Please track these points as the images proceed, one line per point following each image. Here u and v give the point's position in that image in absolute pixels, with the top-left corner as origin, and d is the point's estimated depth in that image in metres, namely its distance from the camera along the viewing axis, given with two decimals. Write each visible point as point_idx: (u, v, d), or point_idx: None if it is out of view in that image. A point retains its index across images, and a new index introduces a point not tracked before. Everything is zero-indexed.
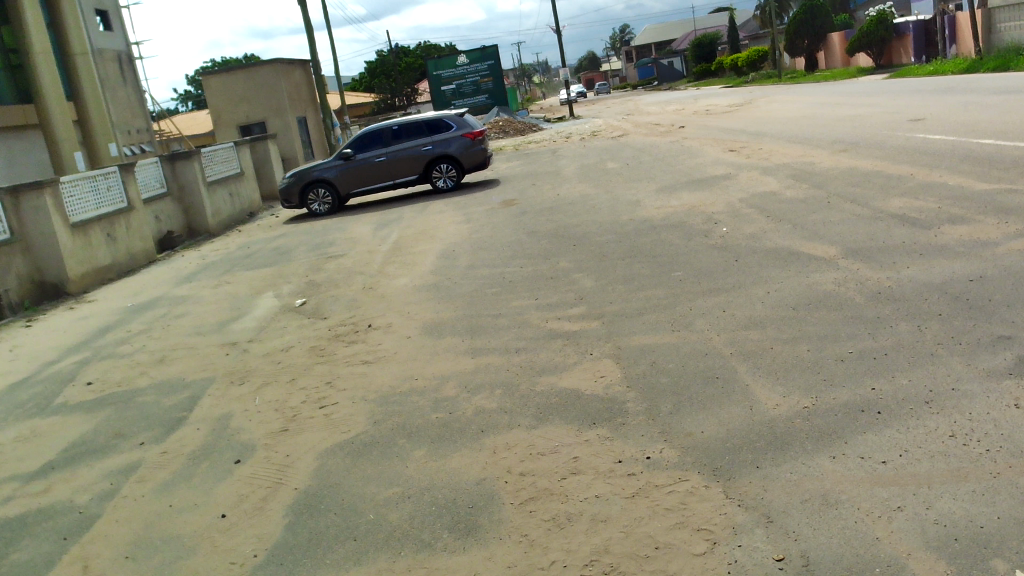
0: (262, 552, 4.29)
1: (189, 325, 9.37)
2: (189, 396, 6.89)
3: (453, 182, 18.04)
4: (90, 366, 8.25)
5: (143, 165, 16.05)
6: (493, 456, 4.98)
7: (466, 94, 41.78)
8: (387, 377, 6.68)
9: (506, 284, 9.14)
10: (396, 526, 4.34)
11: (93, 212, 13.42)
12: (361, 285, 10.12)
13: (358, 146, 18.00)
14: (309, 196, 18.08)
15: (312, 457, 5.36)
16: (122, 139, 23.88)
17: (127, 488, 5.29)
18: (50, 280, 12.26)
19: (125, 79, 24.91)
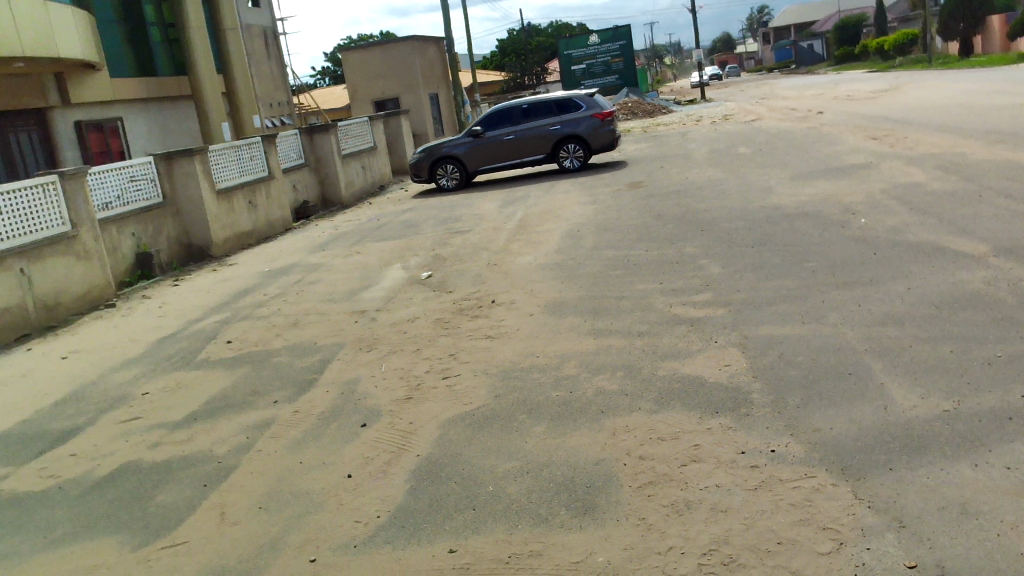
0: (385, 514, 4.45)
1: (321, 292, 9.75)
2: (319, 360, 7.19)
3: (580, 163, 17.93)
4: (230, 325, 8.73)
5: (283, 136, 16.77)
6: (613, 438, 4.97)
7: (596, 74, 41.45)
8: (510, 352, 6.76)
9: (630, 267, 9.06)
10: (515, 500, 4.40)
11: (237, 180, 14.14)
12: (486, 261, 10.26)
13: (488, 124, 18.19)
14: (438, 171, 18.42)
15: (434, 426, 5.49)
16: (265, 112, 24.97)
17: (262, 442, 5.58)
18: (197, 243, 13.01)
19: (270, 53, 26.00)
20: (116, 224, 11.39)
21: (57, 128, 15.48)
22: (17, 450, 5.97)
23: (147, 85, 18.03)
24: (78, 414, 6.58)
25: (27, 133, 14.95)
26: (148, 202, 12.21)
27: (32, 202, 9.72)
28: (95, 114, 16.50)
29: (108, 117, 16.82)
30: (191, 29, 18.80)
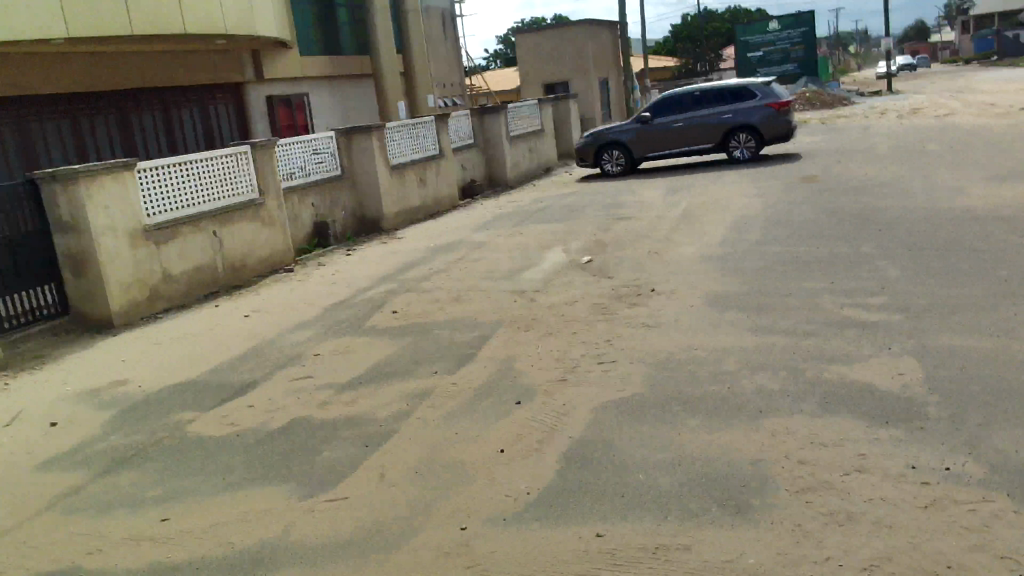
0: (534, 491, 4.52)
1: (483, 270, 9.97)
2: (478, 336, 7.36)
3: (751, 154, 17.36)
4: (396, 296, 9.10)
5: (455, 116, 17.21)
6: (770, 438, 4.81)
7: (774, 62, 39.86)
8: (667, 342, 6.67)
9: (799, 264, 8.70)
10: (665, 491, 4.35)
11: (409, 157, 14.66)
12: (647, 249, 10.15)
13: (658, 110, 17.92)
14: (604, 156, 18.37)
15: (587, 410, 5.51)
16: (438, 92, 25.68)
17: (420, 411, 5.79)
18: (370, 215, 13.63)
19: (448, 35, 26.69)
20: (297, 194, 12.10)
21: (251, 101, 16.57)
22: (203, 397, 6.50)
23: (333, 63, 18.96)
24: (256, 369, 7.07)
25: (225, 105, 16.11)
26: (327, 174, 12.89)
27: (226, 170, 10.48)
28: (285, 90, 17.54)
29: (296, 93, 17.85)
30: (376, 10, 19.58)
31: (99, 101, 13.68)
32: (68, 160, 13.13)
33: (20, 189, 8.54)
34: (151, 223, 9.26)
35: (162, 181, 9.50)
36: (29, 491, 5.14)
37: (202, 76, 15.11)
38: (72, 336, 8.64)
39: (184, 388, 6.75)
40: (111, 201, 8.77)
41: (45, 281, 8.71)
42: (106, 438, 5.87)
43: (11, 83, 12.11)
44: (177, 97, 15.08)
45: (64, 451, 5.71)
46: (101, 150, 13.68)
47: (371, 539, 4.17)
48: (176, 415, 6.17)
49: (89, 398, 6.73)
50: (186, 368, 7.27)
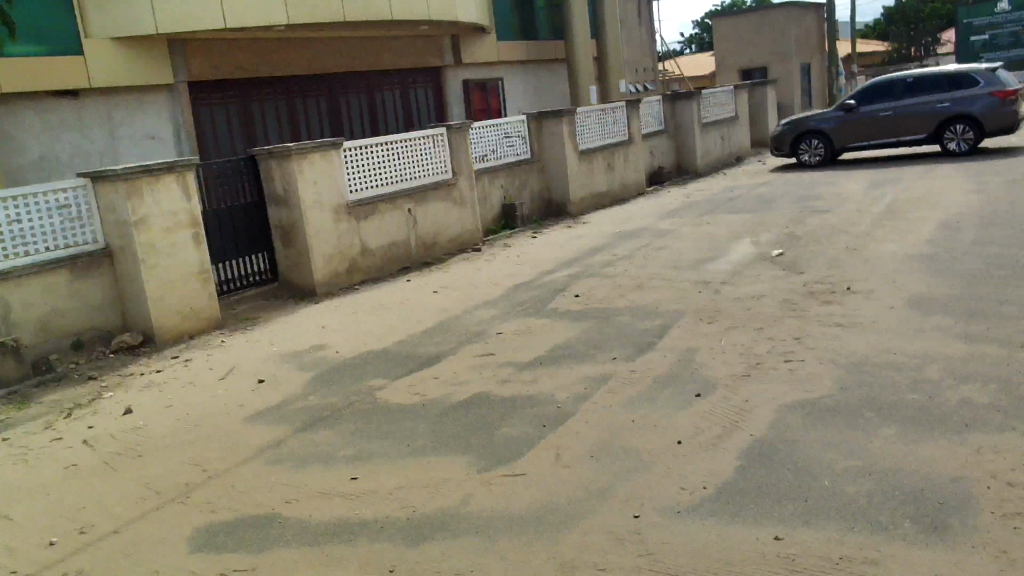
0: (711, 486, 4.42)
1: (668, 258, 9.82)
2: (660, 325, 7.28)
3: (968, 146, 16.12)
4: (579, 280, 9.15)
5: (647, 102, 17.02)
6: (975, 456, 4.44)
7: (1001, 47, 36.39)
8: (862, 344, 6.30)
9: (1020, 268, 7.94)
10: (853, 501, 4.13)
11: (599, 142, 14.67)
12: (844, 245, 9.60)
13: (864, 98, 16.83)
14: (801, 145, 17.55)
15: (771, 408, 5.32)
16: (630, 78, 25.46)
17: (598, 396, 5.81)
18: (556, 199, 13.77)
19: (643, 20, 26.37)
20: (488, 176, 12.42)
21: (449, 85, 17.16)
22: (393, 366, 6.85)
23: (528, 49, 19.25)
24: (443, 343, 7.36)
25: (424, 89, 16.78)
26: (517, 158, 13.14)
27: (423, 151, 10.94)
28: (480, 75, 18.02)
29: (491, 78, 18.29)
30: None
31: (313, 83, 14.54)
32: (284, 137, 14.07)
33: (241, 164, 9.34)
34: (353, 200, 9.83)
35: (365, 160, 10.06)
36: (239, 441, 5.64)
37: (402, 60, 15.86)
38: (280, 302, 9.36)
39: (376, 357, 7.14)
40: (319, 177, 9.38)
41: (259, 250, 9.51)
42: (306, 398, 6.32)
43: (239, 66, 13.09)
44: (382, 80, 15.84)
45: (270, 407, 6.21)
46: (312, 129, 14.56)
47: (546, 517, 4.24)
48: (369, 382, 6.55)
49: (293, 359, 7.27)
50: (379, 338, 7.68)
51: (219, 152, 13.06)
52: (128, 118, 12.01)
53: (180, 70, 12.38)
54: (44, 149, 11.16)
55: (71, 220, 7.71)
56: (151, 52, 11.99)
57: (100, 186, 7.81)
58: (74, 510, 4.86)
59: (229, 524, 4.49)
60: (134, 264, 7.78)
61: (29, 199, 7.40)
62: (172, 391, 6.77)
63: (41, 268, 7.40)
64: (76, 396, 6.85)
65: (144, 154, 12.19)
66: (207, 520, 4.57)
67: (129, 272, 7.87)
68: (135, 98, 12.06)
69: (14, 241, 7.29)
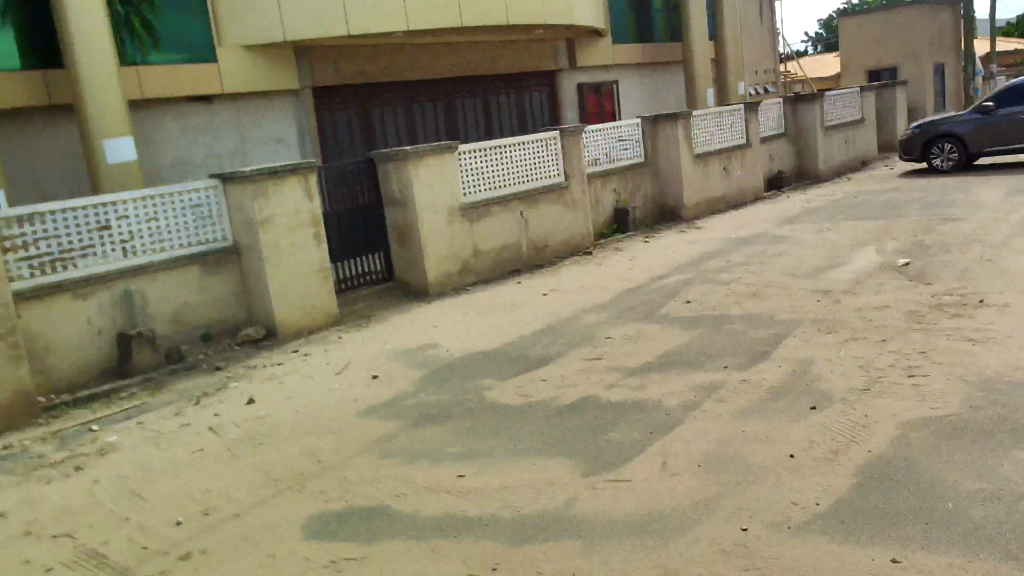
0: (825, 502, 4.20)
1: (785, 264, 9.35)
2: (776, 333, 6.93)
3: (951, 166, 16.11)
4: (692, 286, 8.82)
5: (764, 104, 16.26)
6: None
7: None
8: (997, 361, 5.77)
9: None
10: (982, 527, 3.82)
11: (715, 146, 14.25)
12: (979, 254, 8.83)
13: (1004, 100, 15.47)
14: (933, 149, 16.29)
15: (891, 426, 4.96)
16: (751, 80, 24.59)
17: (709, 404, 5.60)
18: (670, 203, 13.48)
19: (764, 20, 25.58)
20: (601, 179, 12.30)
21: (563, 89, 17.16)
22: (500, 367, 6.89)
23: (643, 49, 19.02)
24: (549, 346, 7.32)
25: (539, 92, 16.83)
26: (631, 161, 12.98)
27: (538, 156, 11.00)
28: (595, 78, 17.91)
29: (607, 80, 18.22)
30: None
31: (430, 87, 14.81)
32: (401, 140, 14.44)
33: (360, 167, 9.62)
34: (466, 202, 9.98)
35: (477, 163, 10.18)
36: (351, 435, 5.81)
37: (516, 63, 15.91)
38: (393, 301, 9.62)
39: (484, 357, 7.21)
40: (434, 180, 9.57)
41: (375, 249, 9.77)
42: (417, 395, 6.45)
43: (361, 71, 13.47)
44: (497, 84, 16.00)
45: (382, 403, 6.38)
46: (429, 131, 14.87)
47: (649, 524, 4.17)
48: (477, 382, 6.61)
49: (406, 357, 7.45)
50: (487, 339, 7.75)
51: (340, 155, 13.54)
52: (258, 122, 12.62)
53: (306, 76, 12.85)
54: (180, 151, 11.85)
55: (203, 219, 8.15)
56: (279, 58, 12.52)
57: (229, 187, 8.22)
58: (200, 493, 5.14)
59: (340, 514, 4.64)
60: (259, 261, 8.16)
61: (168, 197, 7.90)
62: (291, 384, 7.04)
63: (175, 263, 7.86)
64: (203, 385, 7.25)
65: (268, 156, 12.74)
66: (320, 508, 4.75)
67: (254, 269, 8.26)
68: (264, 102, 12.64)
69: (152, 236, 7.77)
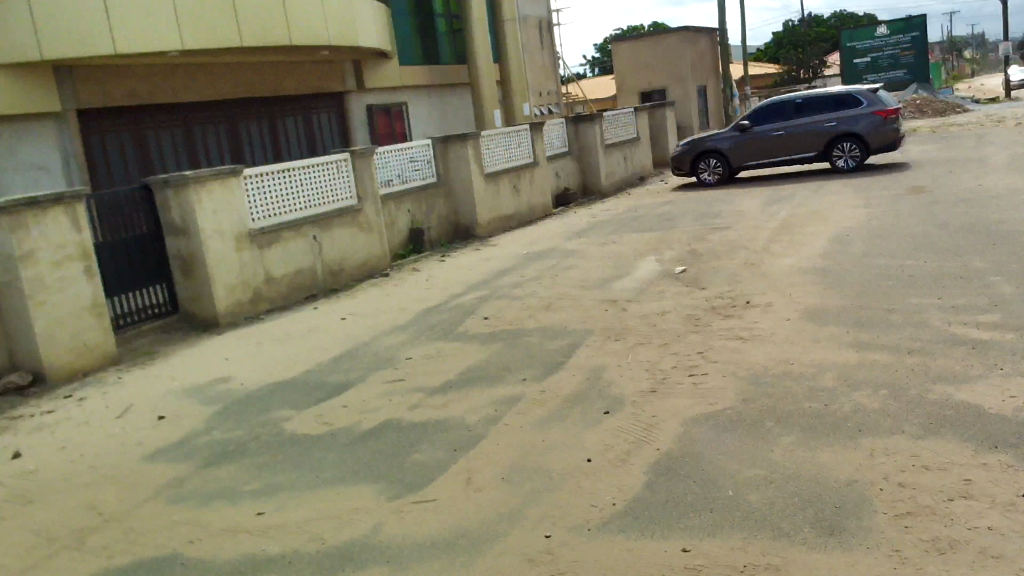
0: (621, 502, 4.41)
1: (575, 277, 9.77)
2: (570, 343, 7.21)
3: (717, 180, 17.49)
4: (489, 302, 9.00)
5: (548, 124, 16.94)
6: (869, 458, 4.53)
7: (882, 69, 36.26)
8: (762, 356, 6.33)
9: (905, 276, 8.09)
10: (759, 509, 4.16)
11: (505, 165, 14.66)
12: (744, 259, 9.67)
13: (757, 118, 17.08)
14: (700, 165, 17.64)
15: (676, 423, 5.31)
16: (535, 101, 25.56)
17: (509, 417, 5.72)
18: (464, 222, 13.70)
19: (544, 43, 26.70)
20: (395, 201, 12.28)
21: (352, 110, 17.00)
22: (298, 397, 6.67)
23: (430, 71, 19.25)
24: (349, 371, 7.19)
25: (327, 114, 16.57)
26: (424, 181, 13.06)
27: (328, 178, 10.81)
28: (384, 99, 17.90)
29: (396, 102, 18.28)
30: (473, 22, 19.63)
31: (210, 109, 14.19)
32: (181, 165, 13.72)
33: (135, 194, 9.02)
34: (255, 227, 9.61)
35: (265, 187, 9.84)
36: (137, 482, 5.39)
37: (302, 85, 15.57)
38: (180, 334, 9.07)
39: (281, 388, 6.95)
40: (218, 205, 9.14)
41: (158, 280, 9.17)
42: (209, 433, 6.11)
43: (132, 94, 12.68)
44: (283, 106, 15.60)
45: (170, 444, 5.98)
46: (211, 155, 14.23)
47: (457, 542, 4.18)
48: (275, 414, 6.36)
49: (196, 393, 7.04)
50: (283, 368, 7.49)
51: (113, 182, 12.65)
52: (14, 148, 11.51)
53: (68, 97, 11.94)
54: None
55: None
56: (36, 79, 11.52)
57: None
58: None
59: (126, 570, 4.29)
60: (20, 300, 7.40)
61: None
62: (64, 432, 6.44)
63: None
64: None
65: (28, 184, 11.64)
66: (103, 566, 4.36)
67: (15, 309, 7.49)
68: (19, 126, 11.56)
69: None
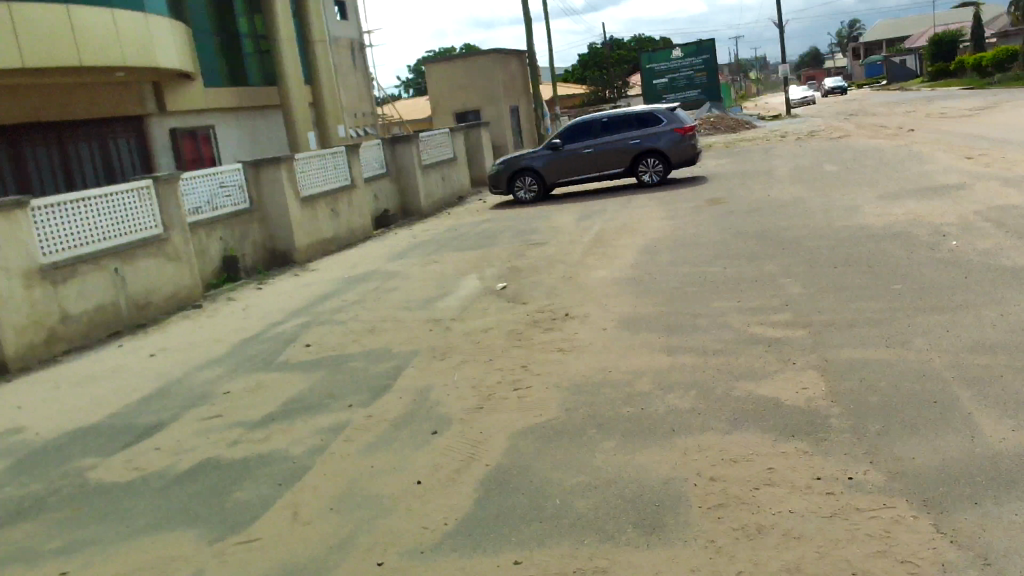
0: (452, 520, 4.41)
1: (398, 298, 9.71)
2: (395, 366, 7.15)
3: (533, 197, 18.01)
4: (310, 329, 8.76)
5: (364, 146, 16.79)
6: (683, 457, 4.79)
7: (679, 88, 38.73)
8: (583, 366, 6.55)
9: (708, 283, 8.63)
10: (585, 514, 4.29)
11: (321, 188, 14.38)
12: (561, 273, 9.99)
13: (568, 136, 17.75)
14: (517, 182, 18.07)
15: (503, 437, 5.38)
16: (350, 122, 25.27)
17: (336, 445, 5.59)
18: (281, 247, 13.29)
19: (356, 65, 26.48)
20: (205, 228, 11.73)
21: (154, 135, 16.11)
22: (103, 442, 6.20)
23: (237, 93, 18.60)
24: (161, 411, 6.77)
25: (126, 139, 15.60)
26: (236, 207, 12.56)
27: (130, 206, 10.17)
28: (188, 122, 17.09)
29: (202, 126, 17.49)
30: (282, 43, 19.16)
31: None
32: None
33: None
34: (47, 262, 8.87)
35: (57, 218, 9.12)
36: None
37: (95, 108, 14.57)
38: None
39: (84, 434, 6.44)
40: (3, 240, 8.36)
41: None
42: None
43: None
44: (74, 131, 14.55)
45: None
46: None
47: None
48: (78, 463, 5.88)
49: None
50: (86, 413, 6.93)
51: None
52: None
53: None
54: None
55: None
56: None
57: None
58: None
59: None
60: None
61: None
62: None
63: None
64: None
65: None
66: None
67: None
68: None
69: None
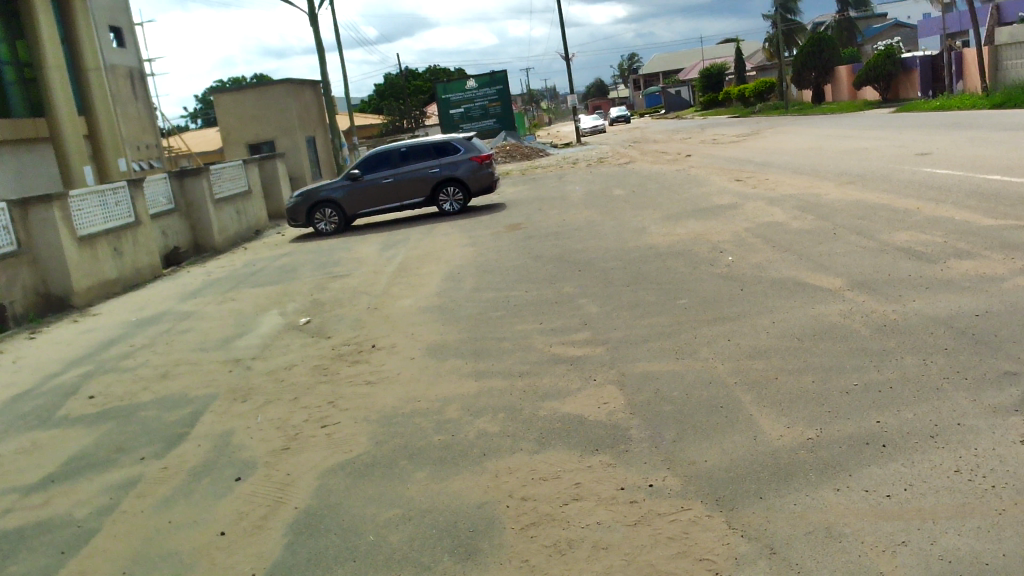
0: (260, 570, 4.20)
1: (193, 340, 9.18)
2: (192, 412, 6.73)
3: (333, 229, 17.66)
4: (94, 379, 8.09)
5: (149, 180, 15.81)
6: (494, 480, 4.85)
7: (474, 118, 39.67)
8: (391, 397, 6.48)
9: (510, 307, 8.84)
10: (399, 548, 4.23)
11: (102, 226, 13.38)
12: (365, 304, 9.86)
13: (366, 167, 17.64)
14: (316, 215, 17.66)
15: (312, 477, 5.21)
16: (132, 155, 23.74)
17: (127, 503, 5.17)
18: (56, 291, 12.20)
19: (136, 95, 24.96)
20: None
21: None
22: None
23: None
24: None
25: None
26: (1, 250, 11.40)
27: None
28: None
29: None
30: (49, 72, 17.71)
31: None
32: None
33: None
34: None
35: None
36: None
37: None
38: None
39: None
40: None
41: None
42: None
43: None
44: None
45: None
46: None
47: None
48: None
49: None
50: None
51: None
52: None
53: None
54: None
55: None
56: None
57: None
58: None
59: None
60: None
61: None
62: None
63: None
64: None
65: None
66: None
67: None
68: None
69: None
